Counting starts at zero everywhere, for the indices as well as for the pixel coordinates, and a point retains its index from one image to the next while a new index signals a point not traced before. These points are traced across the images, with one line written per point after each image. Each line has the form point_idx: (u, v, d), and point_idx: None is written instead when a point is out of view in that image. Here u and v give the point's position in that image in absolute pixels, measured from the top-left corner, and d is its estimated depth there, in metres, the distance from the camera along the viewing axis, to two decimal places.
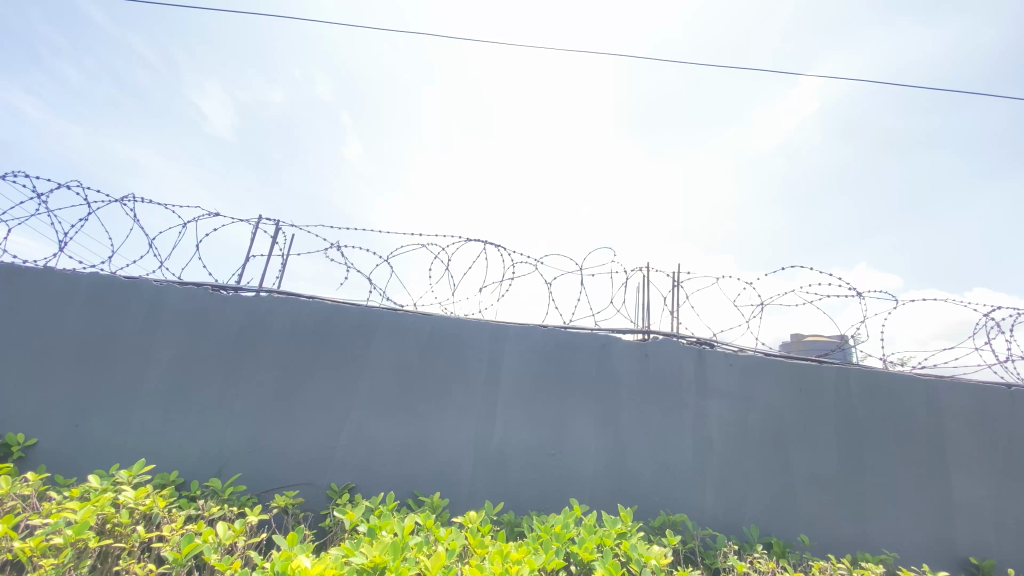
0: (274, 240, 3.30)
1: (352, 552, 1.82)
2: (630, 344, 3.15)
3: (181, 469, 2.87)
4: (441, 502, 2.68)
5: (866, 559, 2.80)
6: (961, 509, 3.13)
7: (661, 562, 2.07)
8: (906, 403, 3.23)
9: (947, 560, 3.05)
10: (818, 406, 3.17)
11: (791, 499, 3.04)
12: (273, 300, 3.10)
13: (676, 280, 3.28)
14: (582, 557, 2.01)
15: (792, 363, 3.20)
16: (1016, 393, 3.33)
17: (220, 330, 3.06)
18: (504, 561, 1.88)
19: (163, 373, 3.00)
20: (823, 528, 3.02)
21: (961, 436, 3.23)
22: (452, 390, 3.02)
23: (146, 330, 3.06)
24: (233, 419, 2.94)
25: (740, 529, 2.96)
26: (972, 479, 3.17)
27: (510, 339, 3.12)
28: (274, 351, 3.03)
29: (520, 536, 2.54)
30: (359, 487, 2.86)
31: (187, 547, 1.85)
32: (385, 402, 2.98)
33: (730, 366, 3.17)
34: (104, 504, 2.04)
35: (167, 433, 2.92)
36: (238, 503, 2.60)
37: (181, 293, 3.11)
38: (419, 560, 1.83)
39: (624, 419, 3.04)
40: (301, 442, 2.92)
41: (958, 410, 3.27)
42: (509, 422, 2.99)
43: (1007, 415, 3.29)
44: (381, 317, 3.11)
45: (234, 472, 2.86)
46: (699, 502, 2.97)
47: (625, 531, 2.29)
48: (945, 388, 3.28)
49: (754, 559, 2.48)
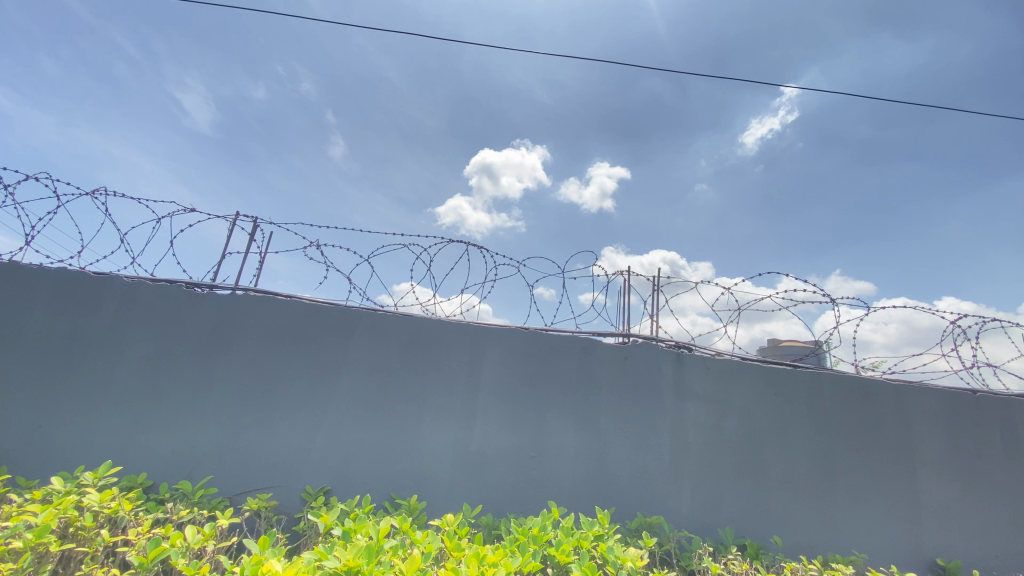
0: (253, 237, 3.18)
1: (325, 556, 1.78)
2: (611, 347, 3.16)
3: (151, 470, 2.79)
4: (418, 505, 2.66)
5: (836, 560, 2.85)
6: (928, 511, 3.23)
7: (638, 564, 2.07)
8: (876, 407, 3.31)
9: (914, 560, 3.14)
10: (792, 409, 3.23)
11: (765, 502, 3.09)
12: (250, 298, 3.03)
13: (656, 284, 3.31)
14: (559, 559, 2.01)
15: (767, 367, 3.26)
16: (980, 398, 3.44)
17: (195, 328, 2.98)
18: (481, 564, 1.86)
19: (134, 372, 2.91)
20: (795, 530, 3.08)
21: (928, 439, 3.33)
22: (431, 393, 2.99)
23: (117, 328, 2.97)
24: (206, 420, 2.87)
25: (716, 531, 3.00)
26: (938, 482, 3.27)
27: (491, 341, 3.11)
28: (249, 351, 2.97)
29: (497, 539, 2.54)
30: (335, 490, 2.82)
31: (153, 551, 1.80)
32: (364, 403, 2.95)
33: (708, 369, 3.21)
34: (67, 507, 1.97)
35: (137, 434, 2.83)
36: (209, 506, 2.54)
37: (153, 290, 3.02)
38: (394, 563, 1.80)
39: (604, 423, 3.05)
40: (276, 444, 2.86)
41: (926, 415, 3.36)
42: (488, 425, 2.98)
43: (971, 419, 3.40)
44: (361, 317, 3.07)
45: (206, 474, 2.79)
46: (676, 505, 2.99)
47: (602, 534, 2.30)
48: (913, 392, 3.38)
49: (728, 560, 2.51)
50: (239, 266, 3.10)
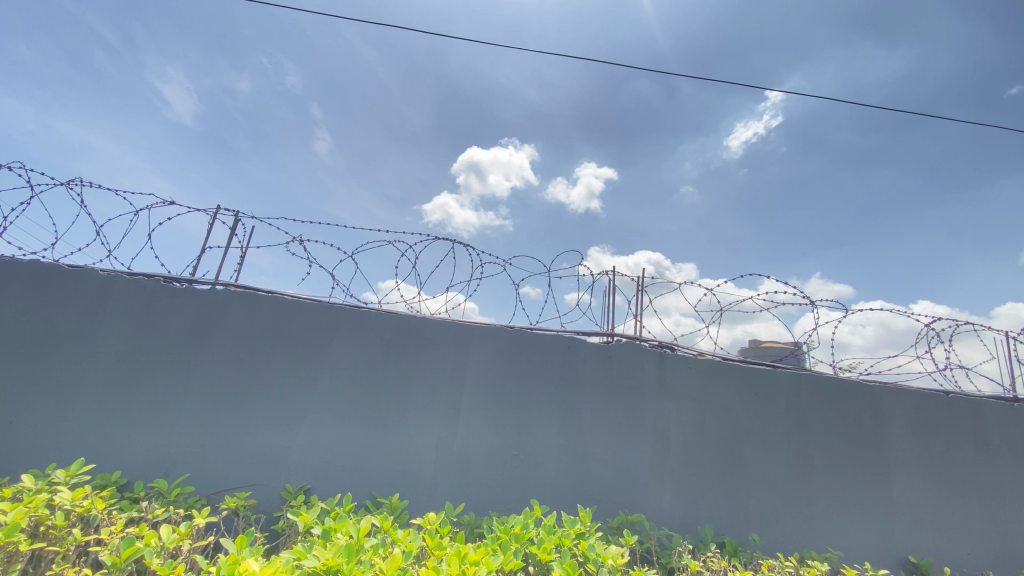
0: (234, 231, 3.12)
1: (304, 555, 1.76)
2: (595, 346, 3.18)
3: (126, 468, 2.73)
4: (400, 503, 2.64)
5: (812, 557, 2.91)
6: (900, 509, 3.31)
7: (618, 562, 2.09)
8: (853, 408, 3.38)
9: (887, 557, 3.22)
10: (771, 409, 3.29)
11: (744, 500, 3.14)
12: (230, 294, 2.98)
13: (641, 284, 3.34)
14: (540, 557, 2.01)
15: (747, 368, 3.31)
16: (952, 399, 3.54)
17: (173, 324, 2.92)
18: (462, 563, 1.85)
19: (108, 368, 2.84)
20: (773, 528, 3.13)
21: (903, 439, 3.41)
22: (414, 391, 2.97)
23: (91, 323, 2.89)
24: (183, 417, 2.81)
25: (696, 528, 3.03)
26: (912, 481, 3.36)
27: (475, 339, 3.10)
28: (228, 347, 2.92)
29: (479, 537, 2.54)
30: (316, 488, 2.79)
31: (126, 551, 1.76)
32: (346, 401, 2.92)
33: (690, 369, 3.25)
34: (38, 506, 1.92)
35: (111, 431, 2.77)
36: (185, 505, 2.50)
37: (130, 284, 2.95)
38: (374, 562, 1.79)
39: (587, 422, 3.07)
40: (255, 442, 2.82)
41: (901, 415, 3.45)
42: (471, 423, 2.97)
43: (944, 420, 3.49)
44: (344, 314, 3.03)
45: (183, 472, 2.74)
46: (657, 503, 3.02)
47: (583, 532, 2.31)
48: (889, 393, 3.46)
49: (707, 558, 2.54)
50: (219, 261, 3.04)
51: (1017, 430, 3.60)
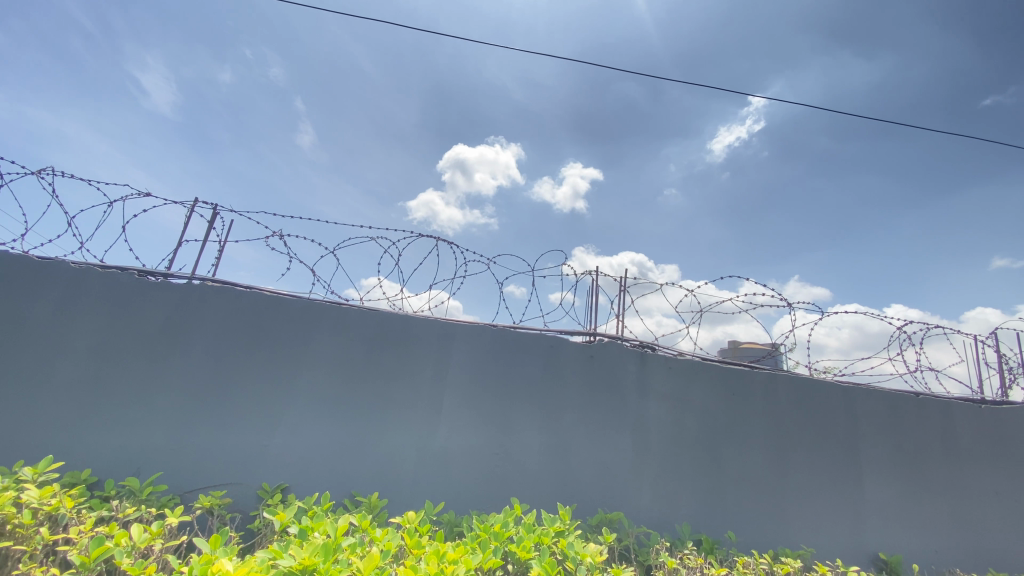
0: (212, 225, 3.06)
1: (280, 555, 1.73)
2: (577, 346, 3.20)
3: (96, 466, 2.65)
4: (379, 502, 2.62)
5: (786, 554, 2.97)
6: (871, 506, 3.40)
7: (597, 559, 2.10)
8: (827, 408, 3.46)
9: (858, 554, 3.30)
10: (749, 409, 3.34)
11: (721, 498, 3.19)
12: (207, 289, 2.92)
13: (623, 285, 3.37)
14: (519, 556, 2.02)
15: (726, 368, 3.36)
16: (922, 400, 3.64)
17: (147, 318, 2.85)
18: (441, 561, 1.84)
19: (78, 363, 2.76)
20: (748, 525, 3.19)
21: (874, 439, 3.50)
22: (395, 389, 2.95)
23: (61, 317, 2.80)
24: (157, 414, 2.75)
25: (673, 526, 3.07)
26: (882, 479, 3.45)
27: (458, 337, 3.09)
28: (205, 342, 2.86)
29: (459, 536, 2.53)
30: (293, 487, 2.75)
31: (96, 551, 1.71)
32: (326, 399, 2.88)
33: (670, 369, 3.29)
34: (4, 504, 1.86)
35: (81, 428, 2.69)
36: (158, 504, 2.44)
37: (103, 277, 2.87)
38: (352, 562, 1.77)
39: (568, 421, 3.08)
40: (232, 439, 2.77)
41: (873, 416, 3.54)
42: (453, 422, 2.96)
43: (913, 420, 3.60)
44: (324, 310, 3.00)
45: (156, 471, 2.68)
46: (636, 501, 3.06)
47: (563, 530, 2.32)
48: (861, 394, 3.55)
49: (684, 555, 2.58)
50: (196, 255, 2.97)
51: (983, 430, 3.73)
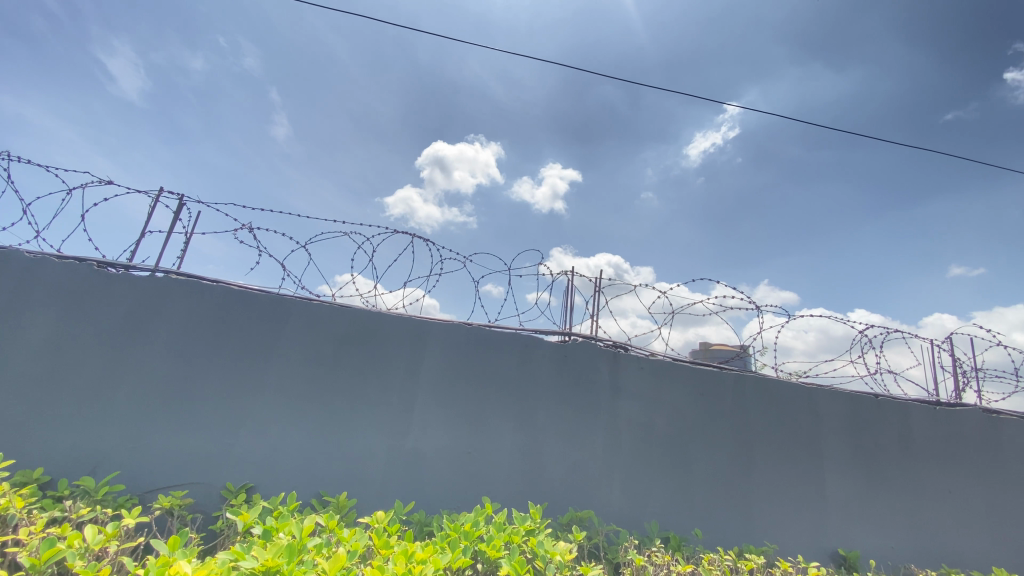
0: (178, 216, 2.97)
1: (242, 556, 1.69)
2: (551, 345, 3.21)
3: (48, 465, 2.54)
4: (347, 502, 2.58)
5: (750, 550, 3.04)
6: (832, 504, 3.51)
7: (566, 558, 2.11)
8: (792, 408, 3.56)
9: (818, 550, 3.41)
10: (717, 409, 3.42)
11: (689, 497, 3.25)
12: (171, 281, 2.83)
13: (598, 285, 3.40)
14: (489, 555, 2.01)
15: (696, 369, 3.43)
16: (882, 402, 3.78)
17: (106, 311, 2.74)
18: (409, 561, 1.82)
19: (30, 357, 2.63)
20: (714, 522, 3.26)
21: (836, 438, 3.62)
22: (367, 386, 2.91)
23: (13, 308, 2.67)
24: (115, 411, 2.65)
25: (642, 524, 3.11)
26: (843, 477, 3.57)
27: (432, 336, 3.07)
28: (168, 337, 2.77)
29: (428, 535, 2.51)
30: (259, 487, 2.69)
31: (46, 552, 1.64)
32: (294, 396, 2.82)
33: (642, 369, 3.34)
34: None
35: (32, 425, 2.56)
36: (115, 504, 2.35)
37: (60, 268, 2.75)
38: (317, 563, 1.74)
39: (541, 420, 3.09)
40: (195, 438, 2.69)
41: (835, 416, 3.66)
42: (425, 420, 2.94)
43: (873, 421, 3.73)
44: (294, 305, 2.94)
45: (113, 470, 2.58)
46: (606, 500, 3.08)
47: (533, 528, 2.32)
48: (825, 395, 3.66)
49: (652, 552, 2.61)
50: (160, 246, 2.88)
51: (938, 430, 3.89)
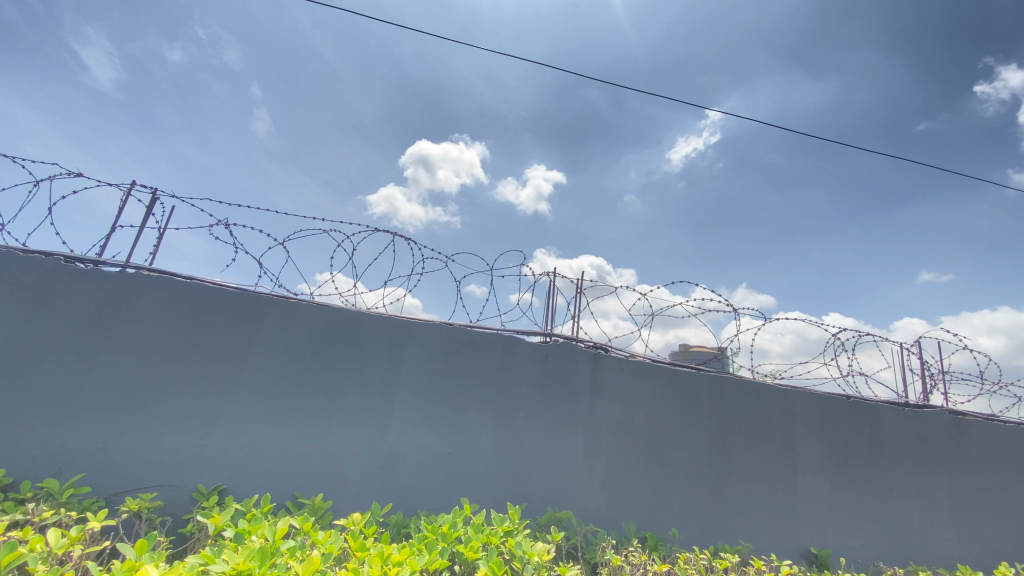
0: (151, 210, 2.89)
1: (212, 560, 1.65)
2: (532, 345, 3.21)
3: (10, 467, 2.44)
4: (323, 504, 2.55)
5: (724, 549, 3.08)
6: (804, 503, 3.59)
7: (544, 558, 2.12)
8: (767, 409, 3.63)
9: (790, 548, 3.48)
10: (695, 410, 3.46)
11: (666, 497, 3.28)
12: (143, 277, 2.75)
13: (580, 286, 3.41)
14: (466, 556, 2.00)
15: (675, 370, 3.47)
16: (853, 403, 3.88)
17: (74, 308, 2.65)
18: (385, 563, 1.80)
19: None
20: (691, 522, 3.30)
21: (809, 439, 3.70)
22: (345, 386, 2.88)
23: None
24: (81, 411, 2.56)
25: (620, 524, 3.13)
26: (815, 477, 3.65)
27: (413, 335, 3.04)
28: (139, 335, 2.69)
29: (405, 537, 2.49)
30: (232, 488, 2.63)
31: (5, 557, 1.57)
32: (270, 396, 2.77)
33: (622, 369, 3.36)
34: None
35: None
36: (79, 508, 2.27)
37: (25, 262, 2.65)
38: (290, 566, 1.70)
39: (521, 420, 3.09)
40: (165, 438, 2.62)
41: (809, 417, 3.74)
42: (403, 420, 2.92)
43: (845, 421, 3.83)
44: (271, 303, 2.88)
45: (79, 472, 2.50)
46: (584, 500, 3.10)
47: (511, 530, 2.32)
48: (799, 396, 3.74)
49: (629, 552, 2.63)
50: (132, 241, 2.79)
51: (907, 431, 4.01)
